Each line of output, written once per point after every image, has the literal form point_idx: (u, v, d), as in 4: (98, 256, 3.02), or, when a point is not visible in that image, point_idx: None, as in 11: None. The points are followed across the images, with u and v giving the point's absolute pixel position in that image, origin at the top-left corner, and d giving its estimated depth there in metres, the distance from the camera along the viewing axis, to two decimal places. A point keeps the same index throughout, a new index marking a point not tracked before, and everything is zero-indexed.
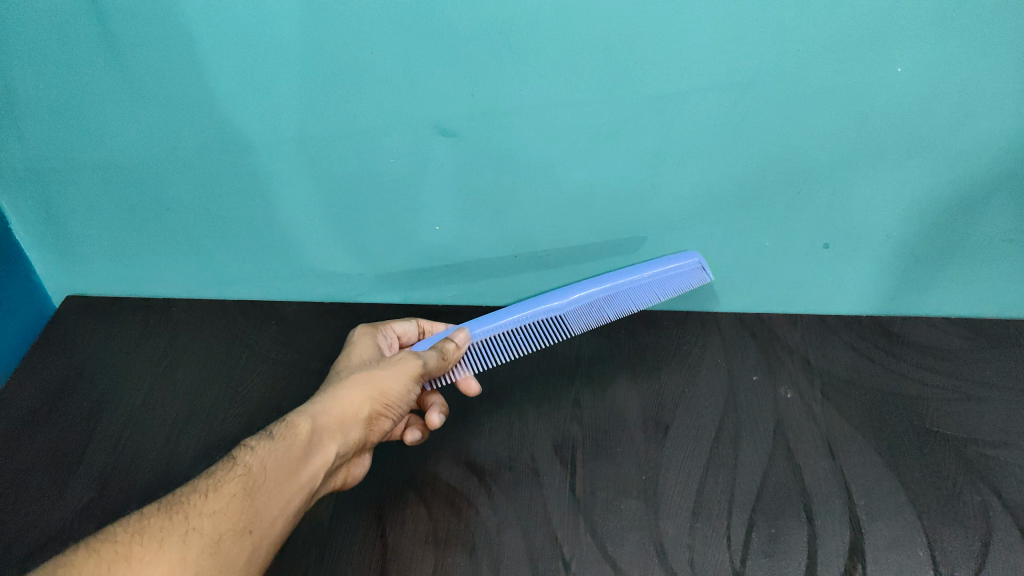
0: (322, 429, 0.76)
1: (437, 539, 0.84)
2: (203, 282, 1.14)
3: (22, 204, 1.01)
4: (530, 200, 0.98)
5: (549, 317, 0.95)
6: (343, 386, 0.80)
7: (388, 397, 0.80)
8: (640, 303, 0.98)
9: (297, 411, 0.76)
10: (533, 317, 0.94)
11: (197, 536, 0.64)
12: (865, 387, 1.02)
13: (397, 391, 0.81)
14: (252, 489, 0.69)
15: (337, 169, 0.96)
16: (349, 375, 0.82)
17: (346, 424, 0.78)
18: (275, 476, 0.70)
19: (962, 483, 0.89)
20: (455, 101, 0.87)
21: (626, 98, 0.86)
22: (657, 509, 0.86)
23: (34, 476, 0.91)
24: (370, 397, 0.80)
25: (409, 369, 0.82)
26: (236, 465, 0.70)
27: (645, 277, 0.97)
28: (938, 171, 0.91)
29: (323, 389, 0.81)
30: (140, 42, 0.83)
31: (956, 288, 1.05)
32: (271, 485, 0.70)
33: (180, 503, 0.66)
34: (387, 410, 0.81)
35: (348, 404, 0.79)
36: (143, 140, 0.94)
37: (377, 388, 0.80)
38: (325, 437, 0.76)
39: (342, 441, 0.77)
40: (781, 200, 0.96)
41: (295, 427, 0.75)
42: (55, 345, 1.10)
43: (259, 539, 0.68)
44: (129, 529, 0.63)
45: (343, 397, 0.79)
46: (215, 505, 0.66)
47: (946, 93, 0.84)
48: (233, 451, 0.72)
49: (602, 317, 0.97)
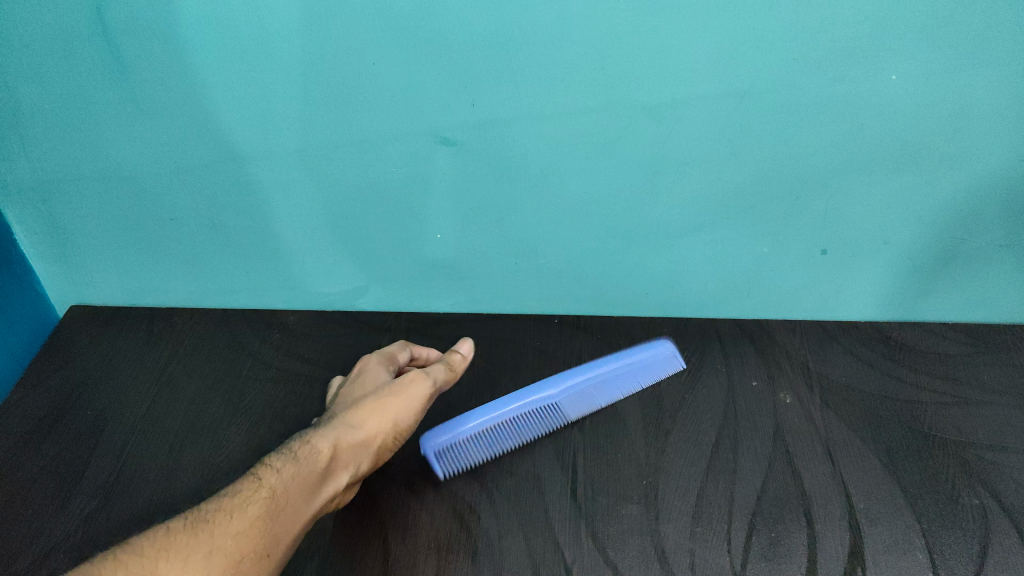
0: (338, 455, 0.81)
1: (440, 544, 0.84)
2: (205, 291, 1.14)
3: (26, 215, 1.02)
4: (529, 209, 0.99)
5: (548, 404, 0.97)
6: (360, 410, 0.84)
7: (400, 425, 0.85)
8: (625, 390, 1.02)
9: (317, 436, 0.82)
10: (535, 408, 0.95)
11: (220, 556, 0.68)
12: (864, 392, 1.03)
13: (409, 420, 0.86)
14: (272, 512, 0.74)
15: (340, 177, 0.96)
16: (364, 397, 0.86)
17: (360, 452, 0.82)
18: (294, 499, 0.76)
19: (961, 486, 0.90)
20: (454, 111, 0.88)
21: (624, 107, 0.87)
22: (657, 513, 0.87)
23: (40, 486, 0.91)
24: (387, 419, 0.84)
25: (422, 397, 0.86)
26: (261, 487, 0.76)
27: (631, 362, 1.02)
28: (932, 178, 0.92)
29: (341, 410, 0.85)
30: (144, 55, 0.84)
31: (955, 293, 1.07)
32: (290, 509, 0.75)
33: (208, 522, 0.72)
34: (402, 431, 0.85)
35: (367, 426, 0.83)
36: (147, 151, 0.95)
37: (392, 412, 0.84)
38: (339, 464, 0.81)
39: (354, 468, 0.82)
40: (778, 208, 0.97)
41: (317, 452, 0.80)
42: (59, 356, 1.10)
43: (276, 560, 0.72)
44: (157, 546, 0.69)
45: (362, 421, 0.83)
46: (238, 526, 0.71)
47: (940, 103, 0.85)
48: (258, 472, 0.78)
49: (593, 405, 1.00)
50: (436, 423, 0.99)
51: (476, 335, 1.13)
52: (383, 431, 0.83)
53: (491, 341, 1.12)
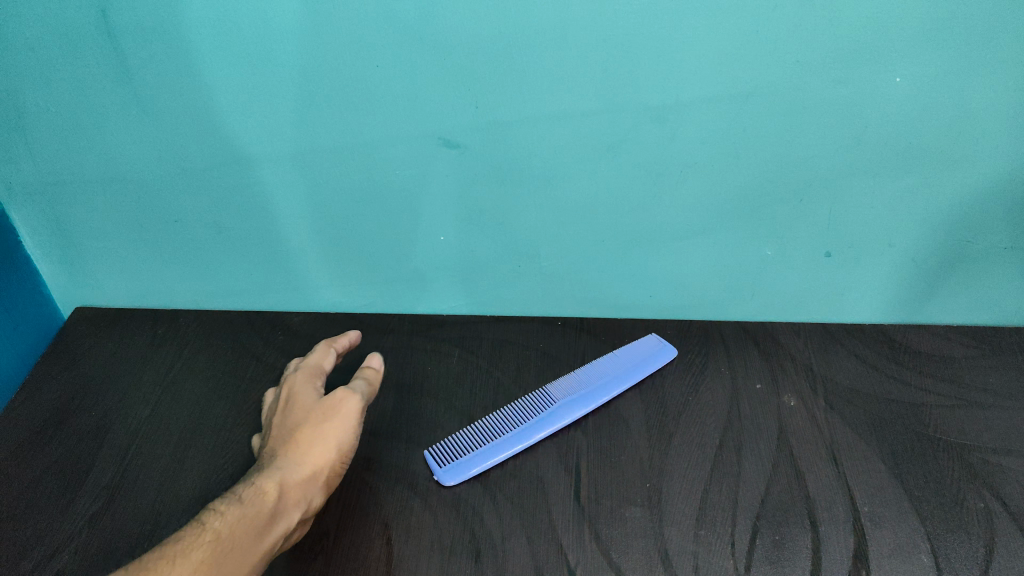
0: (287, 495, 0.82)
1: (442, 545, 0.84)
2: (209, 293, 1.15)
3: (30, 217, 1.03)
4: (532, 211, 0.99)
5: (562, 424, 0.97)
6: (298, 445, 0.88)
7: (341, 455, 0.89)
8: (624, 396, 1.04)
9: (264, 477, 0.82)
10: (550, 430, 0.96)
11: None
12: (868, 395, 1.03)
13: (348, 449, 0.90)
14: (219, 556, 0.72)
15: (343, 179, 0.97)
16: (298, 431, 0.89)
17: (309, 488, 0.84)
18: (245, 541, 0.75)
19: (966, 489, 0.90)
20: (458, 113, 0.88)
21: (627, 109, 0.87)
22: (661, 516, 0.87)
23: (44, 487, 0.91)
24: (331, 448, 0.89)
25: (355, 422, 0.91)
26: (206, 531, 0.74)
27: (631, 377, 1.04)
28: (936, 180, 0.92)
29: (279, 448, 0.88)
30: (148, 57, 0.85)
31: (960, 295, 1.06)
32: (240, 551, 0.73)
33: (148, 568, 0.69)
34: (344, 460, 0.89)
35: (312, 459, 0.87)
36: (151, 153, 0.95)
37: (332, 440, 0.89)
38: (289, 503, 0.81)
39: (304, 506, 0.83)
40: (782, 210, 0.97)
41: (263, 492, 0.80)
42: (64, 357, 1.11)
43: None
44: None
45: (307, 454, 0.87)
46: (182, 571, 0.69)
47: (944, 104, 0.85)
48: (201, 516, 0.76)
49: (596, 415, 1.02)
50: (439, 425, 0.99)
51: (479, 337, 1.12)
52: (327, 460, 0.87)
53: (494, 343, 1.12)
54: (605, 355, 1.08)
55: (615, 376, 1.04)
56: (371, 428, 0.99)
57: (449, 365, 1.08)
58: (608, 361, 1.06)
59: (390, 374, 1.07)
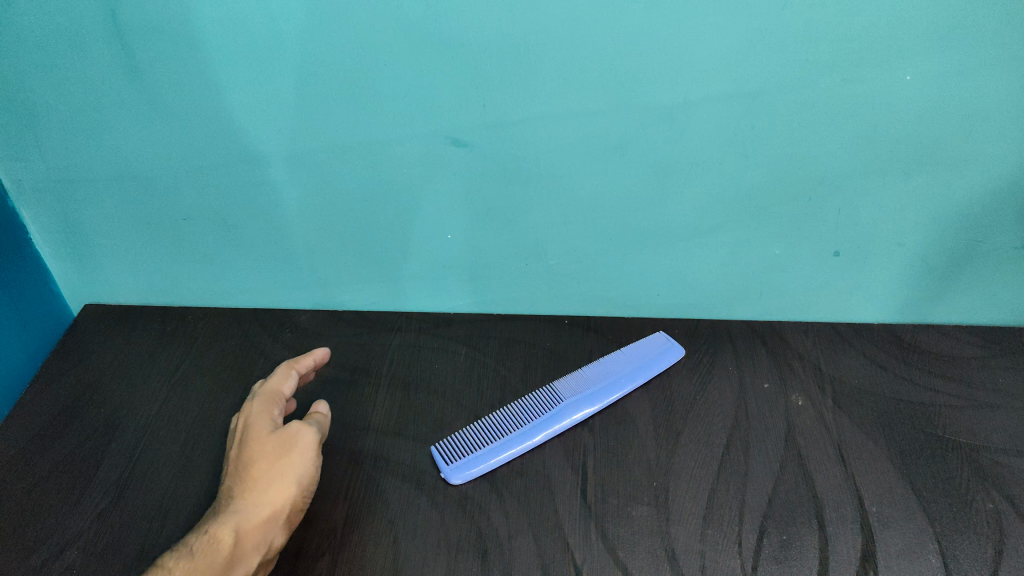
0: (246, 537, 0.79)
1: (449, 543, 0.84)
2: (217, 290, 1.15)
3: (41, 214, 1.03)
4: (540, 209, 0.99)
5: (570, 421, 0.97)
6: (255, 482, 0.84)
7: (301, 486, 0.85)
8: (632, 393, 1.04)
9: (219, 524, 0.79)
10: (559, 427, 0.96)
11: None
12: (877, 394, 1.02)
13: (307, 478, 0.86)
14: None
15: (351, 176, 0.97)
16: (253, 467, 0.85)
17: (270, 527, 0.81)
18: None
19: (975, 490, 0.89)
20: (466, 111, 0.88)
21: (635, 108, 0.87)
22: (668, 515, 0.87)
23: (53, 482, 0.92)
24: (290, 482, 0.85)
25: (311, 450, 0.88)
26: None
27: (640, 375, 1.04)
28: (947, 179, 0.92)
29: (236, 488, 0.85)
30: (157, 55, 0.85)
31: (969, 294, 1.06)
32: None
33: None
34: (307, 491, 0.86)
35: (270, 497, 0.83)
36: (161, 151, 0.95)
37: (289, 473, 0.85)
38: (249, 545, 0.78)
39: (268, 545, 0.80)
40: (791, 208, 0.97)
41: (218, 540, 0.78)
42: (73, 353, 1.11)
43: None
44: None
45: (264, 492, 0.83)
46: None
47: (954, 103, 0.84)
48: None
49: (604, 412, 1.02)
50: (446, 422, 0.99)
51: (486, 335, 1.12)
52: (287, 495, 0.84)
53: (501, 341, 1.11)
54: (614, 353, 1.08)
55: (625, 375, 1.03)
56: (378, 425, 0.99)
57: (456, 363, 1.08)
58: (616, 360, 1.06)
59: (397, 372, 1.07)
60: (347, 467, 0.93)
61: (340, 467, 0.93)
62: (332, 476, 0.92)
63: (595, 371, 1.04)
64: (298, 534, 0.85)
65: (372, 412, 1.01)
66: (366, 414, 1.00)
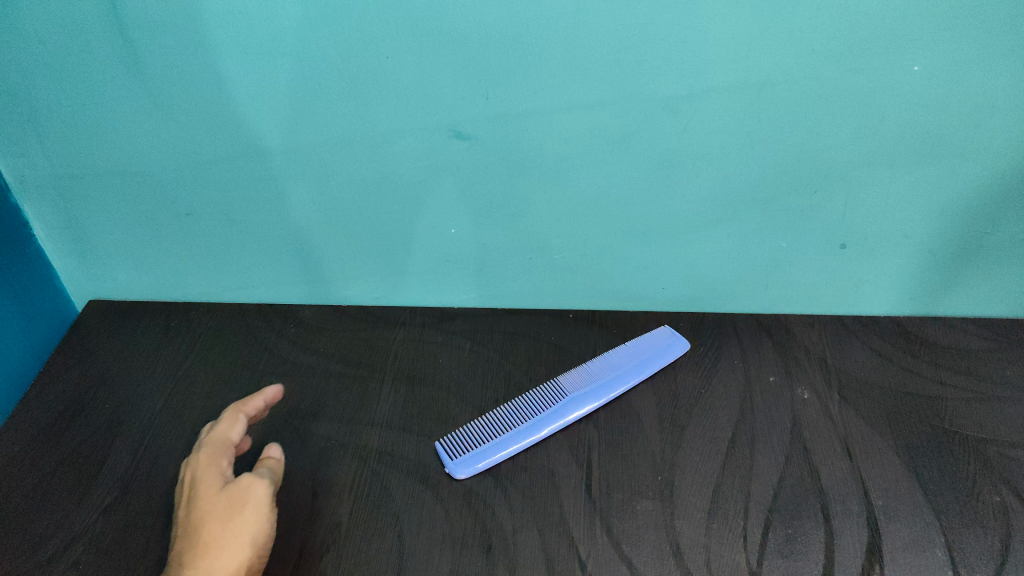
0: None
1: (454, 538, 0.84)
2: (221, 286, 1.15)
3: (44, 210, 1.03)
4: (544, 203, 0.99)
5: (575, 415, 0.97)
6: (205, 547, 0.79)
7: (255, 550, 0.80)
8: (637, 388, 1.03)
9: None
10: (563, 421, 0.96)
11: None
12: (884, 387, 1.02)
13: (261, 540, 0.81)
14: None
15: (354, 170, 0.96)
16: (203, 530, 0.80)
17: None
18: None
19: (982, 483, 0.89)
20: (469, 104, 0.88)
21: (640, 100, 0.87)
22: (673, 509, 0.86)
23: (59, 478, 0.92)
24: (244, 544, 0.80)
25: (264, 509, 0.83)
26: None
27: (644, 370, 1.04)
28: (954, 170, 0.91)
29: (185, 553, 0.80)
30: (159, 50, 0.85)
31: (978, 286, 1.05)
32: None
33: None
34: (262, 553, 0.81)
35: (222, 563, 0.78)
36: (163, 146, 0.95)
37: (242, 536, 0.80)
38: None
39: None
40: (797, 201, 0.96)
41: None
42: (78, 349, 1.11)
43: None
44: None
45: (217, 558, 0.78)
46: None
47: (961, 94, 0.84)
48: None
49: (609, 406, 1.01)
50: (451, 417, 0.99)
51: (491, 329, 1.12)
52: (240, 561, 0.79)
53: (506, 335, 1.11)
54: (618, 348, 1.07)
55: (629, 370, 1.03)
56: (382, 420, 0.99)
57: (461, 357, 1.08)
58: (621, 354, 1.06)
59: (402, 367, 1.07)
60: (352, 462, 0.93)
61: (344, 462, 0.93)
62: (336, 471, 0.92)
63: (599, 366, 1.04)
64: (303, 530, 0.85)
65: (376, 407, 1.00)
66: (370, 409, 1.00)
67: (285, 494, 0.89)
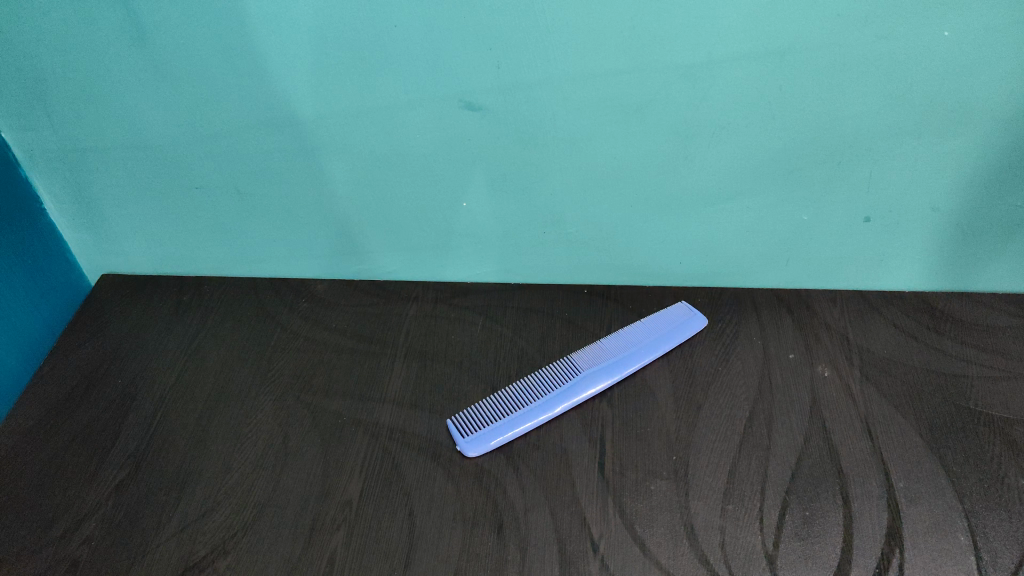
0: None
1: (465, 518, 0.83)
2: (233, 260, 1.14)
3: (54, 184, 1.02)
4: (558, 176, 0.96)
5: (589, 393, 0.95)
6: None
7: None
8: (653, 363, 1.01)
9: None
10: (576, 398, 0.94)
11: None
12: (907, 365, 0.99)
13: None
14: None
15: (363, 143, 0.94)
16: None
17: None
18: None
19: (1007, 465, 0.86)
20: (480, 73, 0.86)
21: (657, 68, 0.84)
22: (687, 490, 0.85)
23: (71, 454, 0.92)
24: None
25: None
26: None
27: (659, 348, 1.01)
28: (983, 140, 0.87)
29: None
30: (163, 20, 0.83)
31: (1007, 260, 1.02)
32: None
33: None
34: None
35: None
36: (171, 119, 0.93)
37: None
38: None
39: None
40: (819, 173, 0.93)
41: None
42: (91, 324, 1.11)
43: None
44: None
45: None
46: None
47: (994, 61, 0.80)
48: None
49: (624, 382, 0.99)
50: (463, 394, 0.98)
51: (504, 304, 1.10)
52: None
53: (519, 310, 1.09)
54: (634, 324, 1.05)
55: (644, 346, 1.01)
56: (394, 397, 0.98)
57: (473, 333, 1.06)
58: (636, 331, 1.04)
59: (414, 343, 1.05)
60: (363, 440, 0.92)
61: (355, 440, 0.92)
62: (347, 448, 0.91)
63: (614, 343, 1.02)
64: (313, 508, 0.85)
65: (387, 384, 0.99)
66: (382, 386, 0.99)
67: (296, 472, 0.89)
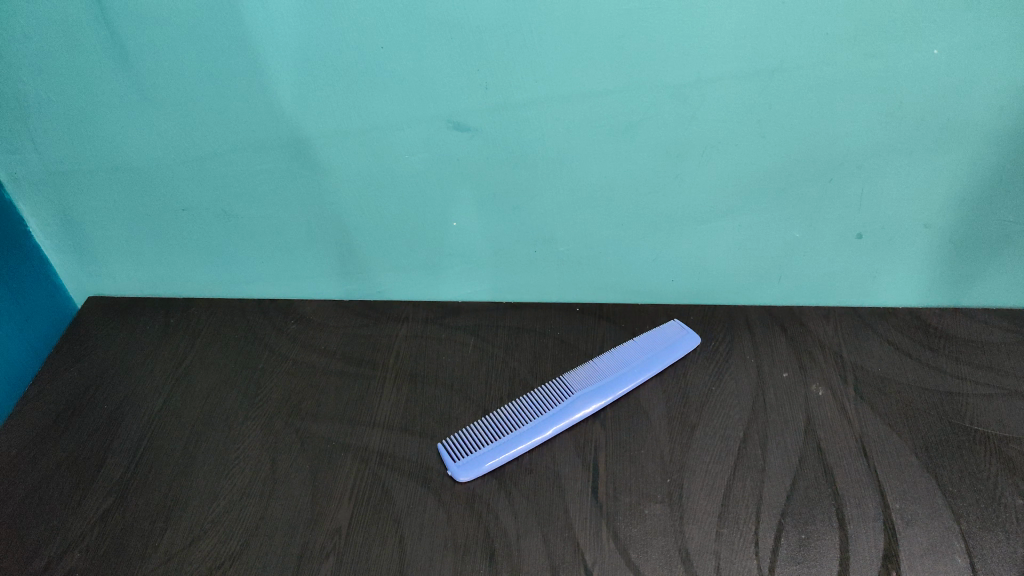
0: None
1: (456, 544, 0.82)
2: (221, 282, 1.13)
3: (39, 208, 1.01)
4: (548, 196, 0.96)
5: (582, 414, 0.94)
6: None
7: None
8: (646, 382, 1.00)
9: None
10: (569, 420, 0.93)
11: None
12: (901, 383, 0.98)
13: None
14: None
15: (350, 164, 0.94)
16: None
17: None
18: None
19: (1004, 484, 0.86)
20: (467, 94, 0.85)
21: (646, 87, 0.83)
22: (681, 514, 0.84)
23: (56, 482, 0.90)
24: None
25: None
26: None
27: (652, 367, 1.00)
28: (974, 157, 0.87)
29: None
30: (147, 44, 0.82)
31: (999, 276, 1.01)
32: None
33: None
34: None
35: None
36: (156, 142, 0.93)
37: None
38: None
39: None
40: (811, 191, 0.92)
41: None
42: (78, 348, 1.09)
43: None
44: None
45: None
46: None
47: (983, 78, 0.79)
48: None
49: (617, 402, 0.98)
50: (453, 417, 0.96)
51: (496, 325, 1.09)
52: None
53: (510, 331, 1.08)
54: (626, 343, 1.04)
55: (637, 366, 1.00)
56: (384, 421, 0.96)
57: (464, 354, 1.05)
58: (630, 349, 1.03)
59: (404, 365, 1.04)
60: (353, 465, 0.91)
61: (345, 465, 0.91)
62: (336, 474, 0.90)
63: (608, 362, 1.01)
64: (302, 536, 0.84)
65: (377, 408, 0.98)
66: (372, 409, 0.98)
67: (284, 499, 0.87)
